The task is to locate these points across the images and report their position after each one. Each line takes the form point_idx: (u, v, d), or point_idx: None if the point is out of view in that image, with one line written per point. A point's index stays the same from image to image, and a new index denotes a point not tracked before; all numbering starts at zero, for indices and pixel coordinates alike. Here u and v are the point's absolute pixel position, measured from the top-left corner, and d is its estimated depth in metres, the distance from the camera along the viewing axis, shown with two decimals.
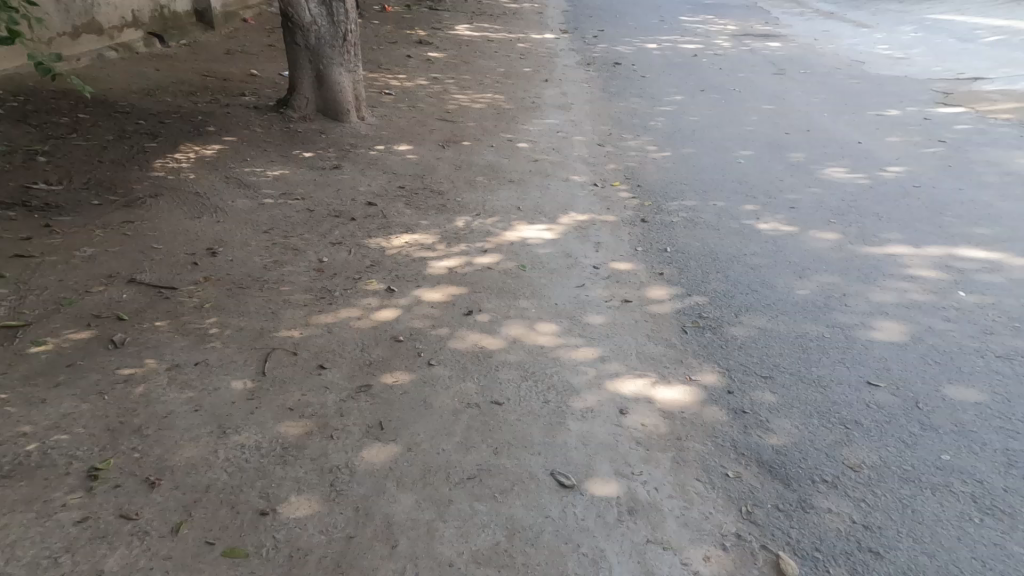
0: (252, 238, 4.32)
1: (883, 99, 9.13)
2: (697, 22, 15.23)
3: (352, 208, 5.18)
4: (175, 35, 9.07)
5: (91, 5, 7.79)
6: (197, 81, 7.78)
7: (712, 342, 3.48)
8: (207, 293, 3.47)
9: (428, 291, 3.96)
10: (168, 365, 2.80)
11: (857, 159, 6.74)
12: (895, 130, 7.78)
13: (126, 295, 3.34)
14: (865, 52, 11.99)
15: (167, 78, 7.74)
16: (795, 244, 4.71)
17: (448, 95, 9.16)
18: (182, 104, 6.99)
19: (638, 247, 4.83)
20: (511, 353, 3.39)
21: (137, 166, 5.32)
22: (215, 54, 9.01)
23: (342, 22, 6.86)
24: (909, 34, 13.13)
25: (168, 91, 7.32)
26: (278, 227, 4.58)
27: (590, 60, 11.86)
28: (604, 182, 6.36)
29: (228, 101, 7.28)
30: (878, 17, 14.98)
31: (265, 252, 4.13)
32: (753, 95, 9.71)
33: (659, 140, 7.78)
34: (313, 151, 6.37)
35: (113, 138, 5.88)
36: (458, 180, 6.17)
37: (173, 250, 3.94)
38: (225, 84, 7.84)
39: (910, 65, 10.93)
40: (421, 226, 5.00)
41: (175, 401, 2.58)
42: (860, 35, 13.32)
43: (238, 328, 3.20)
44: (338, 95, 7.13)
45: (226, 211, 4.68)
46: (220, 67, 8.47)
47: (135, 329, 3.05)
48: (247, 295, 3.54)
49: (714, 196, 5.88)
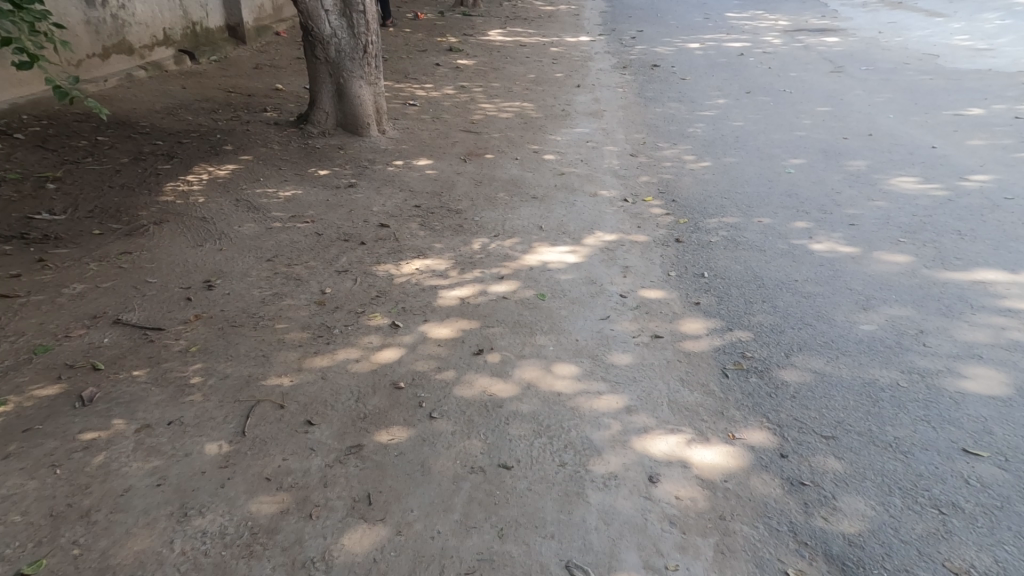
0: (255, 266, 4.04)
1: (961, 96, 8.48)
2: (745, 18, 14.54)
3: (364, 231, 4.89)
4: (206, 51, 9.02)
5: (122, 25, 7.75)
6: (221, 98, 7.67)
7: (757, 389, 3.06)
8: (196, 334, 3.19)
9: (435, 327, 3.65)
10: (137, 426, 2.56)
11: (932, 166, 6.25)
12: (978, 131, 7.21)
13: (108, 339, 3.10)
14: (940, 44, 11.15)
15: (194, 96, 7.65)
16: (856, 268, 4.32)
17: (473, 105, 8.87)
18: (202, 122, 6.87)
19: (671, 272, 4.45)
20: (524, 403, 3.02)
21: (146, 190, 5.15)
22: (245, 69, 8.93)
23: (363, 33, 6.61)
24: (993, 23, 12.23)
25: (192, 110, 7.21)
26: (284, 254, 4.30)
27: (628, 63, 11.40)
28: (636, 197, 5.93)
29: (250, 118, 7.11)
30: (956, 5, 14.01)
31: (266, 283, 3.84)
32: (806, 96, 9.10)
33: (697, 148, 7.30)
34: (329, 169, 6.12)
35: (127, 160, 5.75)
36: (477, 198, 5.82)
37: (168, 283, 3.69)
38: (249, 100, 7.71)
39: (996, 57, 10.13)
40: (435, 251, 4.68)
41: (136, 474, 2.35)
42: (932, 27, 12.45)
43: (223, 376, 2.90)
44: (358, 108, 6.87)
45: (232, 237, 4.43)
46: (247, 83, 8.37)
47: (109, 381, 2.82)
48: (240, 334, 3.24)
49: (757, 212, 5.42)
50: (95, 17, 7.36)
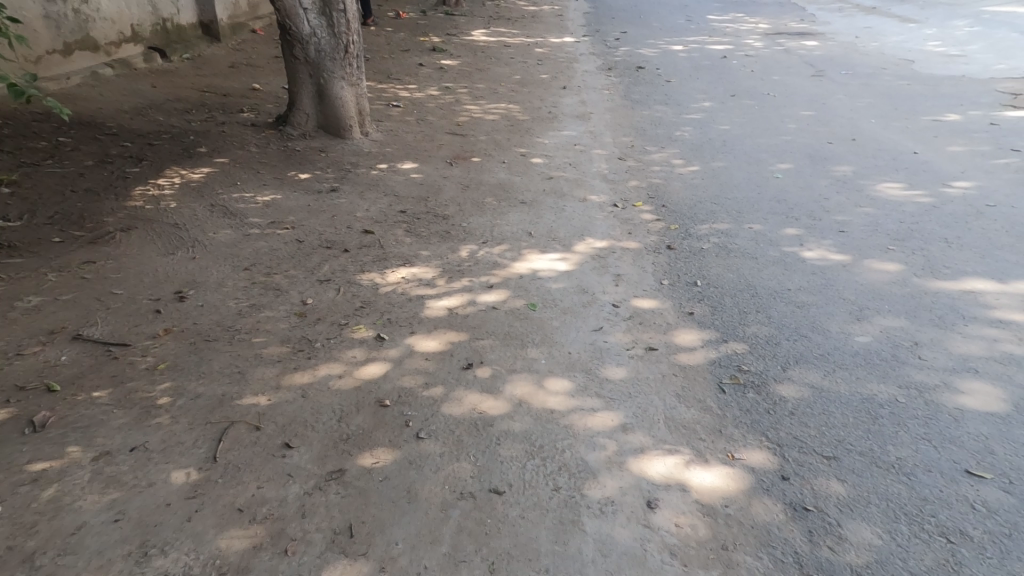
0: (231, 276, 3.86)
1: (940, 101, 8.54)
2: (727, 21, 14.58)
3: (347, 238, 4.73)
4: (179, 49, 8.77)
5: (86, 20, 7.47)
6: (194, 98, 7.44)
7: (756, 405, 2.95)
8: (165, 351, 3.02)
9: (421, 340, 3.51)
10: (94, 455, 2.41)
11: (916, 172, 6.23)
12: (958, 137, 7.23)
13: (65, 358, 2.93)
14: (915, 49, 11.27)
15: (165, 96, 7.41)
16: (848, 277, 4.23)
17: (459, 106, 8.72)
18: (174, 123, 6.64)
19: (663, 280, 4.36)
20: (515, 421, 2.89)
21: (112, 194, 4.93)
22: (220, 68, 8.70)
23: (344, 33, 6.44)
24: (963, 29, 12.39)
25: (163, 110, 6.98)
26: (261, 262, 4.12)
27: (612, 65, 11.33)
28: (626, 202, 5.83)
29: (225, 119, 6.90)
30: (929, 11, 14.20)
31: (242, 294, 3.66)
32: (790, 100, 9.09)
33: (685, 152, 7.23)
34: (310, 173, 5.94)
35: (93, 163, 5.52)
36: (465, 203, 5.68)
37: (136, 295, 3.50)
38: (225, 100, 7.49)
39: (968, 63, 10.27)
40: (421, 259, 4.54)
41: (91, 510, 2.20)
42: (907, 32, 12.60)
43: (194, 396, 2.74)
44: (340, 110, 6.70)
45: (206, 245, 4.23)
46: (222, 82, 8.14)
47: (64, 405, 2.65)
48: (213, 350, 3.07)
49: (747, 218, 5.34)
50: (55, 12, 7.08)
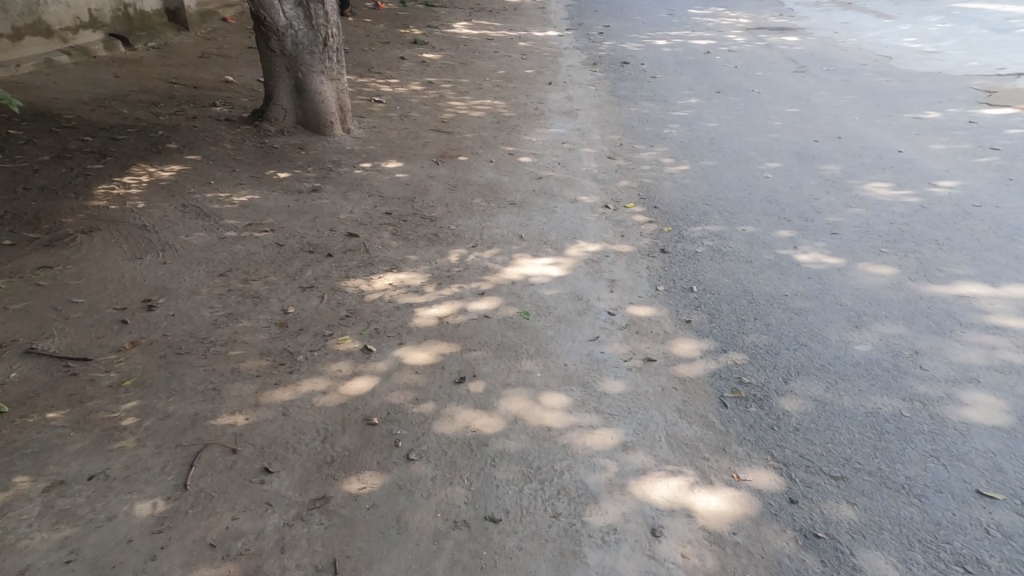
0: (206, 282, 3.65)
1: (920, 99, 8.53)
2: (709, 15, 14.52)
3: (331, 242, 4.56)
4: (143, 36, 8.48)
5: (37, 4, 7.18)
6: (163, 90, 7.15)
7: (758, 421, 2.85)
8: (131, 365, 2.82)
9: (411, 352, 3.35)
10: (47, 485, 2.23)
11: (901, 171, 6.17)
12: (940, 135, 7.21)
13: (17, 374, 2.73)
14: (893, 45, 11.30)
15: (129, 87, 7.12)
16: (844, 281, 4.10)
17: (443, 102, 8.53)
18: (141, 116, 6.37)
19: (659, 286, 4.25)
20: (511, 440, 2.75)
21: (71, 192, 4.68)
22: (190, 58, 8.40)
23: (322, 26, 6.24)
24: (936, 25, 12.45)
25: (128, 102, 6.69)
26: (238, 267, 3.92)
27: (597, 59, 11.20)
28: (617, 203, 5.71)
29: (197, 113, 6.64)
30: (901, 7, 14.27)
31: (217, 301, 3.46)
32: (775, 97, 9.03)
33: (674, 151, 7.12)
34: (290, 171, 5.72)
35: (50, 158, 5.25)
36: (453, 204, 5.52)
37: (100, 303, 3.28)
38: (196, 92, 7.21)
39: (943, 59, 10.31)
40: (409, 264, 4.38)
41: (41, 548, 2.03)
42: (883, 27, 12.63)
43: (162, 416, 2.55)
44: (320, 106, 6.49)
45: (178, 248, 4.01)
46: (192, 73, 7.85)
47: (14, 428, 2.46)
48: (184, 363, 2.87)
49: (740, 219, 5.24)
50: None
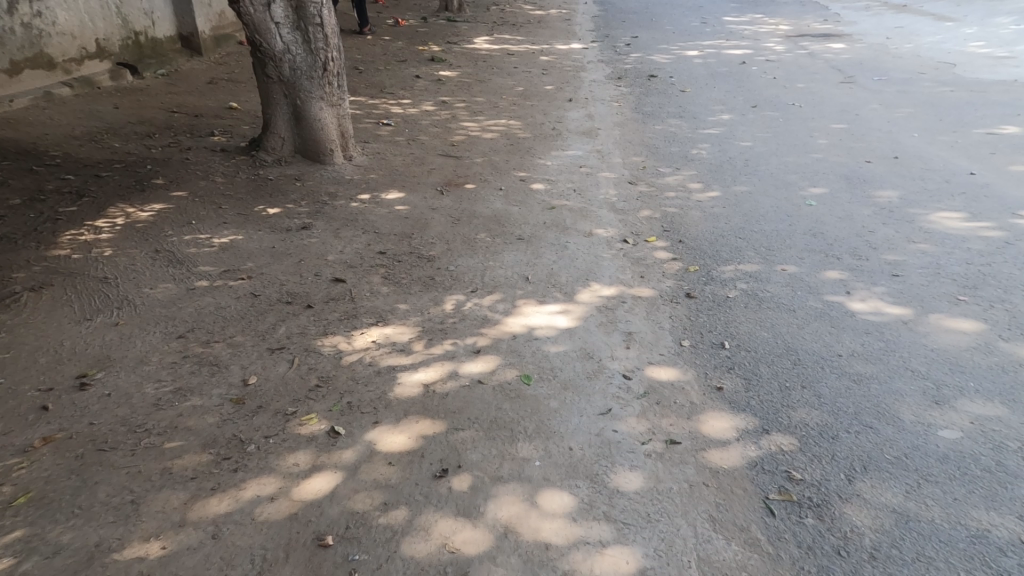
0: (159, 346, 3.26)
1: (991, 111, 7.92)
2: (744, 23, 13.87)
3: (314, 289, 4.12)
4: (152, 64, 8.29)
5: (38, 35, 6.96)
6: (162, 120, 6.87)
7: (819, 542, 2.28)
8: (34, 474, 2.48)
9: (386, 435, 2.86)
10: None
11: (974, 198, 5.80)
12: (1019, 153, 6.70)
13: None
14: (954, 50, 10.54)
15: (127, 118, 6.85)
16: (913, 337, 3.67)
17: (455, 123, 8.08)
18: (132, 149, 6.06)
19: (684, 340, 3.78)
20: (497, 566, 2.24)
21: (35, 240, 4.33)
22: (196, 85, 8.13)
23: (321, 49, 5.82)
24: (1007, 27, 11.67)
25: (121, 134, 6.41)
26: (202, 325, 3.49)
27: (623, 73, 10.66)
28: (637, 236, 5.26)
29: (191, 144, 6.30)
30: (964, 9, 13.44)
31: (167, 373, 3.07)
32: (818, 111, 8.37)
33: (703, 175, 6.58)
34: (281, 206, 5.28)
35: (24, 200, 4.93)
36: (454, 240, 5.02)
37: (23, 384, 2.96)
38: (195, 121, 6.90)
39: (1015, 66, 9.56)
40: (397, 315, 3.96)
41: None
42: (944, 31, 11.83)
43: (52, 552, 2.18)
44: (319, 133, 6.07)
45: (136, 304, 3.62)
46: (195, 100, 7.57)
47: None
48: (103, 466, 2.52)
49: (779, 257, 4.88)
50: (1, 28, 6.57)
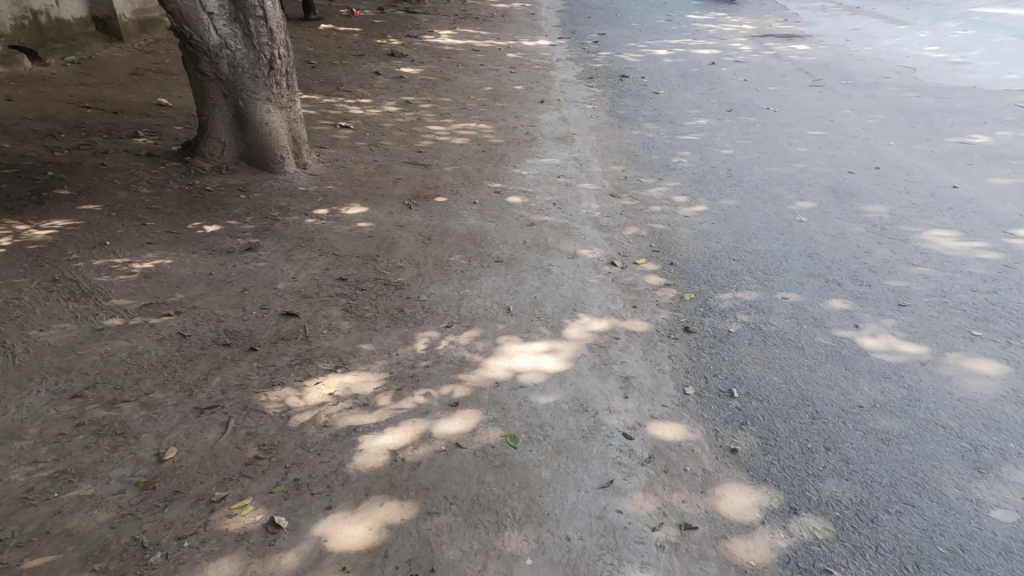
0: (43, 412, 2.69)
1: (961, 117, 7.78)
2: (709, 21, 13.64)
3: (259, 326, 3.54)
4: (58, 49, 7.54)
5: None
6: (71, 117, 6.11)
7: None
8: None
9: (341, 526, 2.35)
10: None
11: (966, 214, 5.55)
12: (997, 164, 6.52)
13: None
14: (914, 54, 10.49)
15: (23, 113, 6.09)
16: (936, 382, 3.35)
17: (421, 125, 7.51)
18: (33, 152, 5.35)
19: (688, 388, 3.45)
20: None
21: None
22: (114, 76, 7.37)
23: (266, 45, 5.21)
24: (959, 32, 11.71)
25: (17, 133, 5.66)
26: (104, 378, 2.91)
27: (593, 72, 10.24)
28: (625, 258, 4.83)
29: (109, 146, 5.59)
30: (916, 12, 13.50)
31: (47, 450, 2.51)
32: (793, 116, 8.10)
33: (687, 186, 6.20)
34: (221, 223, 4.66)
35: None
36: (424, 262, 4.50)
37: None
38: (115, 119, 6.17)
39: (975, 71, 9.52)
40: (360, 358, 3.42)
41: None
42: (901, 34, 11.82)
43: None
44: (268, 139, 5.46)
45: (20, 353, 3.06)
46: (113, 94, 6.81)
47: None
48: None
49: (777, 283, 4.52)
50: None
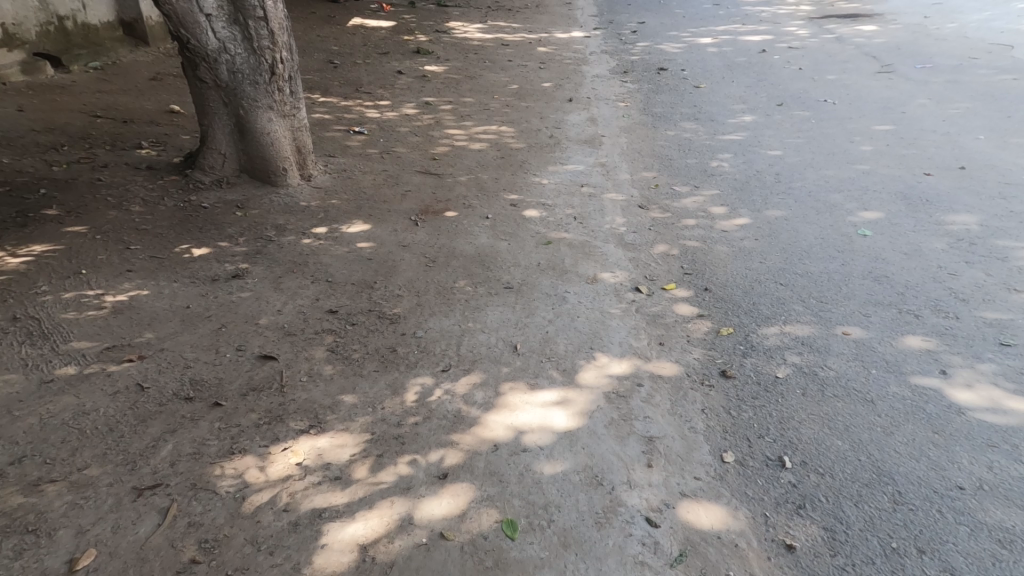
0: None
1: None
2: (760, 4, 12.68)
3: (231, 373, 3.10)
4: (82, 55, 7.35)
5: None
6: (77, 127, 5.86)
7: None
8: None
9: None
10: None
11: None
12: None
13: None
14: (1004, 32, 9.36)
15: (32, 124, 5.84)
16: None
17: (438, 130, 7.01)
18: (29, 167, 5.08)
19: (728, 454, 2.83)
20: None
21: None
22: (135, 82, 7.12)
23: (267, 49, 4.77)
24: None
25: (19, 145, 5.41)
26: (39, 451, 2.54)
27: (629, 65, 9.53)
28: (652, 282, 4.22)
29: (109, 159, 5.28)
30: None
31: None
32: (857, 109, 7.24)
33: (726, 195, 5.50)
34: (211, 246, 4.26)
35: None
36: (426, 289, 3.99)
37: None
38: (122, 129, 5.89)
39: None
40: (340, 414, 2.93)
41: None
42: (988, 9, 10.61)
43: None
44: (269, 150, 5.04)
45: None
46: (129, 102, 6.55)
47: None
48: None
49: (836, 315, 3.84)
50: None
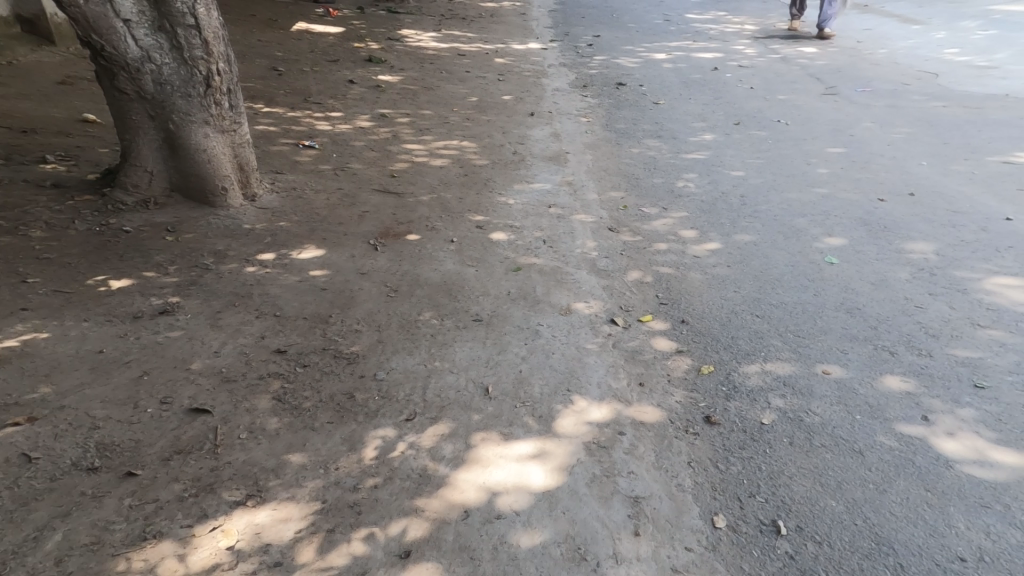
0: None
1: (997, 131, 6.99)
2: (709, 21, 12.85)
3: (150, 435, 2.68)
4: None
5: None
6: None
7: None
8: None
9: None
10: None
11: None
12: None
13: None
14: (932, 58, 9.74)
15: None
16: None
17: (396, 143, 6.65)
18: None
19: (719, 517, 2.60)
20: None
21: None
22: (41, 86, 6.46)
23: (201, 60, 4.33)
24: (977, 31, 10.96)
25: None
26: None
27: (586, 79, 9.41)
28: (627, 313, 3.98)
29: (6, 175, 4.69)
30: (928, 10, 12.76)
31: None
32: (809, 130, 7.29)
33: (696, 217, 5.35)
34: (135, 276, 3.78)
35: None
36: (389, 324, 3.63)
37: None
38: (23, 139, 5.27)
39: (1004, 76, 8.74)
40: (284, 480, 2.55)
41: None
42: (917, 35, 11.07)
43: None
44: (206, 168, 4.59)
45: None
46: (32, 108, 5.91)
47: None
48: None
49: (815, 351, 3.69)
50: None
